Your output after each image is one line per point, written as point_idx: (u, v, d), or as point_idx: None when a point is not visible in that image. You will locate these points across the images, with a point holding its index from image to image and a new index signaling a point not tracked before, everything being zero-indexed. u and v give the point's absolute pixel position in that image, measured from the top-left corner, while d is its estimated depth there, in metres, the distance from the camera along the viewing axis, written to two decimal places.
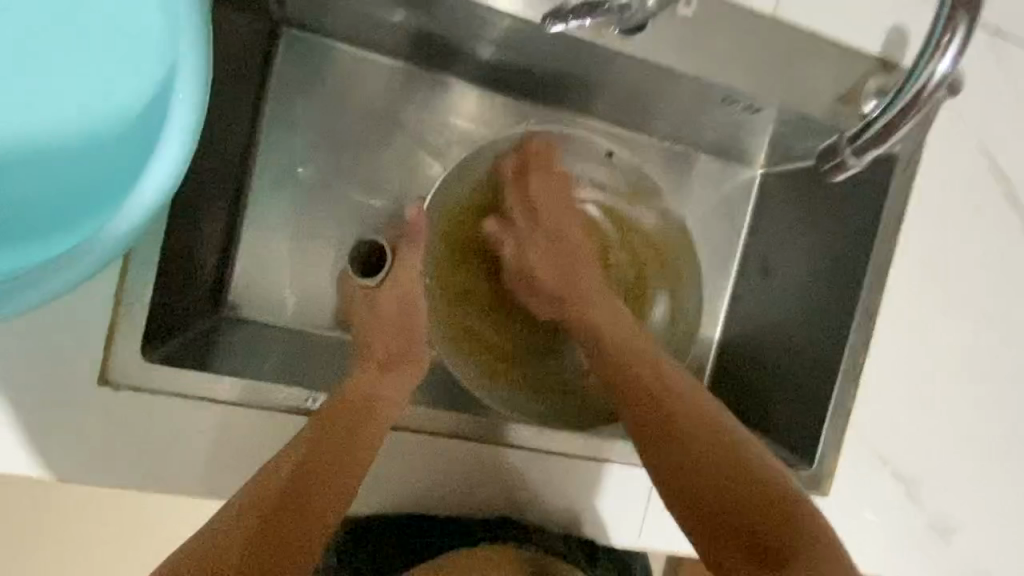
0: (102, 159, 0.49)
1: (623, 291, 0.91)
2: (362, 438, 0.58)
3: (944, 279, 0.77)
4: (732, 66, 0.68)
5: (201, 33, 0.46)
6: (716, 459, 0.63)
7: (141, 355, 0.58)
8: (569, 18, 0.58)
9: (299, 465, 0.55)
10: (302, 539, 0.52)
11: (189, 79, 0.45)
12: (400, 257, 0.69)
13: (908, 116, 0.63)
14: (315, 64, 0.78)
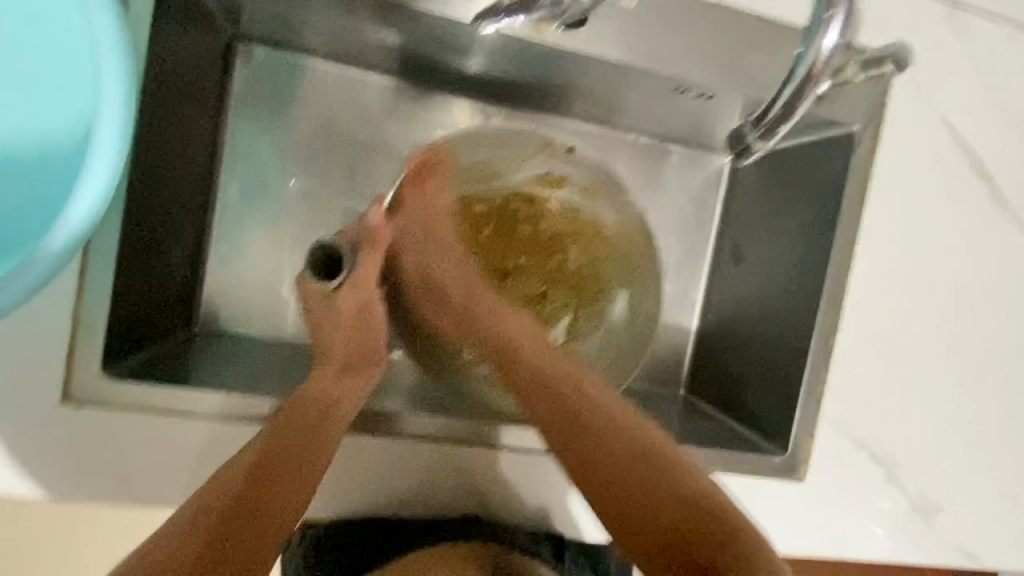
0: (51, 184, 0.51)
1: (566, 294, 0.79)
2: (300, 453, 0.58)
3: (914, 257, 0.76)
4: (679, 54, 0.68)
5: (122, 54, 0.46)
6: (665, 497, 0.60)
7: (102, 372, 0.59)
8: (502, 16, 0.60)
9: (244, 481, 0.56)
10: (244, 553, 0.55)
11: (114, 101, 0.46)
12: (354, 265, 0.61)
13: (805, 93, 0.59)
14: (281, 80, 0.80)
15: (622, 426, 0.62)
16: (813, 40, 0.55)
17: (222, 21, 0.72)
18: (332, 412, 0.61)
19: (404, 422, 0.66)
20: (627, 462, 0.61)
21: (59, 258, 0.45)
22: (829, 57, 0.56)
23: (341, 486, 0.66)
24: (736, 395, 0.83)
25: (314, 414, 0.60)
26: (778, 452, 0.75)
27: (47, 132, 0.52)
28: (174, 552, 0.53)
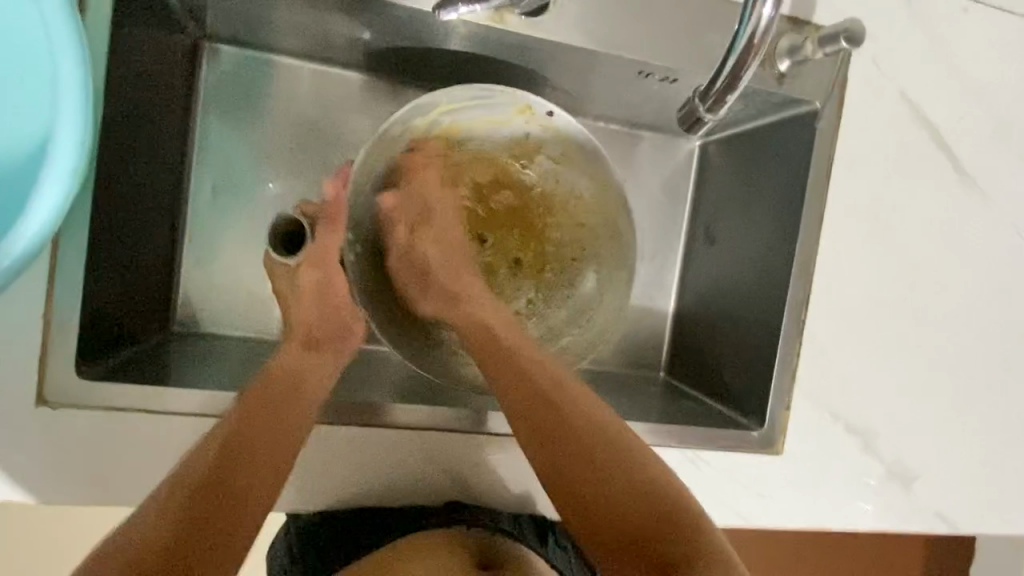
0: (10, 193, 0.51)
1: (529, 254, 0.84)
2: (286, 416, 0.60)
3: (880, 230, 0.78)
4: (638, 40, 0.69)
5: (77, 51, 0.46)
6: (626, 483, 0.59)
7: (76, 373, 0.59)
8: (460, 5, 0.59)
9: (220, 447, 0.56)
10: (221, 523, 0.53)
11: (72, 101, 0.46)
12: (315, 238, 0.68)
13: (748, 62, 0.57)
14: (248, 79, 0.80)
15: (578, 401, 0.63)
16: (751, 9, 0.54)
17: (186, 18, 0.72)
18: (311, 381, 0.63)
19: (390, 413, 0.66)
20: (579, 439, 0.61)
21: (25, 256, 0.45)
22: (767, 26, 0.55)
23: (321, 480, 0.66)
24: (713, 374, 0.85)
25: (289, 381, 0.62)
26: (756, 426, 0.77)
27: (9, 133, 0.52)
28: (146, 529, 0.51)
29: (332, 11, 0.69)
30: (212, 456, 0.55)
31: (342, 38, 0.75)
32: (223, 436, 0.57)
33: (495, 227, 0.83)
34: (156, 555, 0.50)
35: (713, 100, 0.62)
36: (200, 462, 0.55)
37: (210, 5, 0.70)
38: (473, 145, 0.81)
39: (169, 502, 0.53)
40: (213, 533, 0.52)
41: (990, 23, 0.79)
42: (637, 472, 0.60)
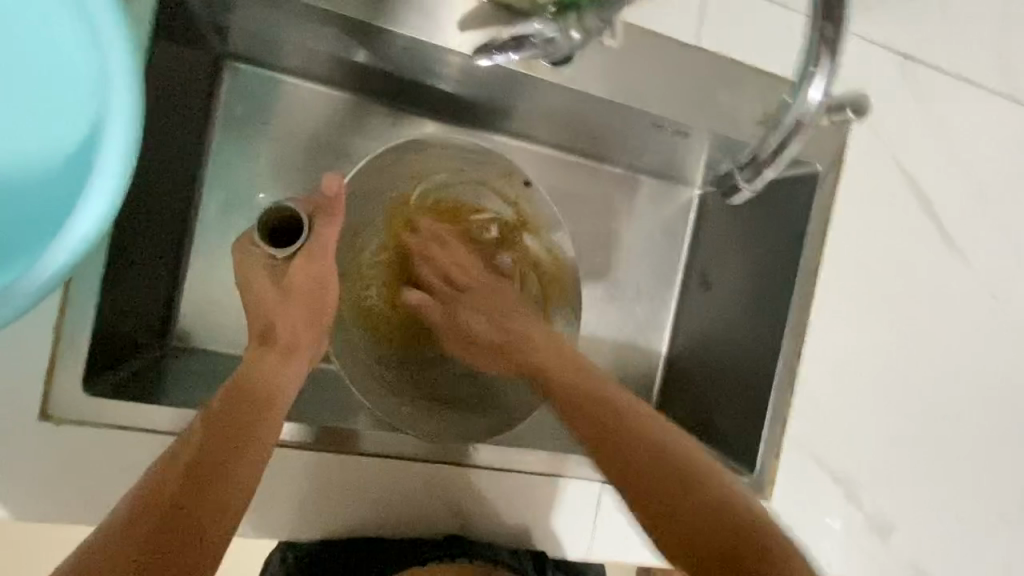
0: (57, 191, 0.51)
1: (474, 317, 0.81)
2: (252, 435, 0.58)
3: (870, 289, 0.82)
4: (656, 94, 0.71)
5: (129, 63, 0.46)
6: (691, 487, 0.64)
7: (83, 391, 0.58)
8: (497, 53, 0.62)
9: (190, 461, 0.55)
10: (191, 552, 0.51)
11: (120, 114, 0.46)
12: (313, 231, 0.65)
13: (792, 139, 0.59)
14: (263, 99, 0.80)
15: (641, 419, 0.68)
16: (800, 91, 0.56)
17: (207, 41, 0.71)
18: (276, 401, 0.61)
19: (360, 439, 0.66)
20: (643, 460, 0.65)
21: (55, 274, 0.45)
22: (814, 107, 0.56)
23: (319, 509, 0.65)
24: (706, 417, 0.87)
25: (252, 392, 0.61)
26: (746, 473, 0.80)
27: (53, 135, 0.52)
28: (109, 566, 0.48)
29: (356, 46, 0.69)
30: (182, 469, 0.54)
31: (357, 66, 0.76)
32: (195, 449, 0.56)
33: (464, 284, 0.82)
34: None
35: (751, 172, 0.66)
36: (169, 477, 0.54)
37: (236, 31, 0.70)
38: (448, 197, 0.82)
39: (131, 532, 0.50)
40: (184, 547, 0.51)
41: (977, 101, 0.84)
42: (702, 483, 0.64)
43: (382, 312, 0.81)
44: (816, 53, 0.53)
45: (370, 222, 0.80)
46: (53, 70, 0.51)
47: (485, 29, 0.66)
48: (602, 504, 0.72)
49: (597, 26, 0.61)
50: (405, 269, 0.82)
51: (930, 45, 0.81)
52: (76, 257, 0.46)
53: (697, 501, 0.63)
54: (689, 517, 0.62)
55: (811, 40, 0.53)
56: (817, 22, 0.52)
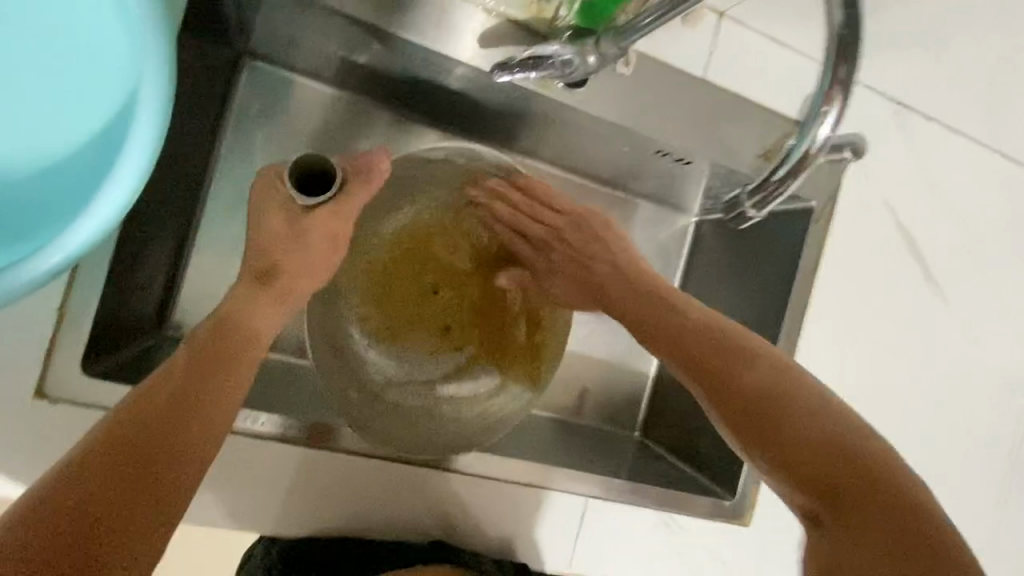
0: (89, 159, 0.52)
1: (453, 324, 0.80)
2: (230, 371, 0.56)
3: (855, 326, 0.84)
4: (663, 122, 0.73)
5: (163, 68, 0.48)
6: (810, 410, 0.57)
7: (80, 370, 0.58)
8: (516, 71, 0.63)
9: (167, 395, 0.52)
10: (169, 483, 0.49)
11: (149, 111, 0.48)
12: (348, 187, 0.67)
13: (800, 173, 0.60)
14: (276, 97, 0.81)
15: (725, 350, 0.63)
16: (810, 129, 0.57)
17: (230, 33, 0.72)
18: (258, 341, 0.60)
19: (340, 437, 0.67)
20: (746, 391, 0.59)
21: (102, 224, 0.47)
22: (824, 142, 0.58)
23: (308, 506, 0.67)
24: (690, 442, 0.87)
25: (232, 336, 0.58)
26: (727, 498, 0.80)
27: (82, 107, 0.53)
28: (82, 493, 0.45)
29: (376, 52, 0.71)
30: (159, 402, 0.51)
31: (368, 71, 0.76)
32: (177, 379, 0.53)
33: (451, 287, 0.80)
34: (89, 513, 0.45)
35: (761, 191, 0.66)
36: (143, 406, 0.51)
37: (259, 26, 0.71)
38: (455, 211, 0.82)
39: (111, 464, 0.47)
40: (163, 479, 0.48)
41: (965, 152, 0.88)
42: (806, 397, 0.58)
43: (390, 296, 0.79)
44: (830, 89, 0.55)
45: (377, 210, 0.78)
46: (78, 41, 0.52)
47: (503, 46, 0.67)
48: (585, 516, 0.75)
49: (613, 53, 0.64)
50: (405, 260, 0.79)
51: (925, 96, 0.85)
52: (116, 214, 0.48)
53: (805, 435, 0.55)
54: (845, 471, 0.52)
55: (824, 79, 0.55)
56: (833, 59, 0.54)
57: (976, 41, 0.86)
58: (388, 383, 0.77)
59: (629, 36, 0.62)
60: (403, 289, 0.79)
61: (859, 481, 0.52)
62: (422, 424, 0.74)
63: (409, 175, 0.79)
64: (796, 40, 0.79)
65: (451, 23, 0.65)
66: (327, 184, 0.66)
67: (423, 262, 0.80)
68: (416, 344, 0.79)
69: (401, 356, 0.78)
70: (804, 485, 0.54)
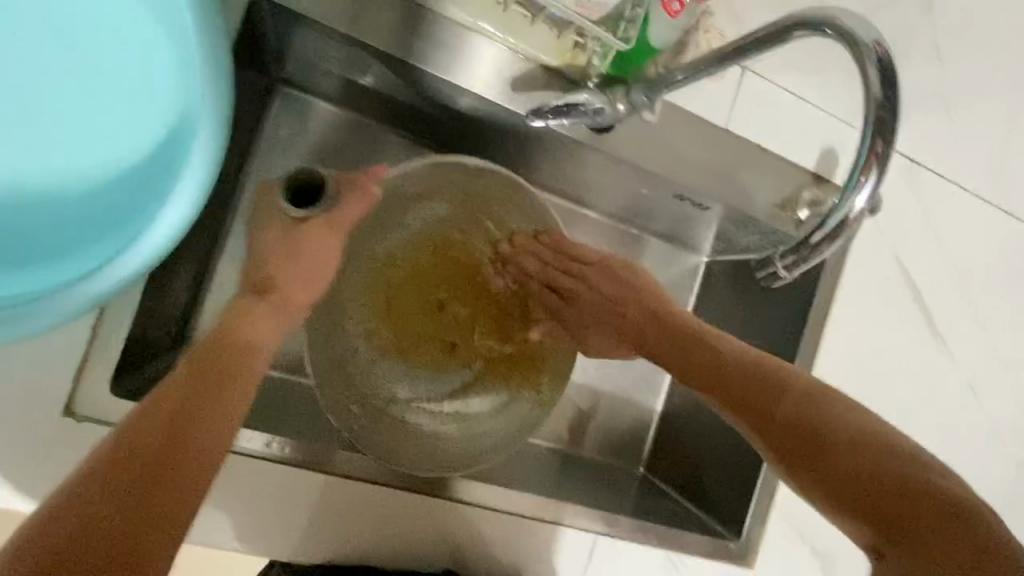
0: (131, 185, 0.55)
1: (459, 341, 0.81)
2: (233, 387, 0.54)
3: (860, 374, 0.86)
4: (685, 170, 0.76)
5: (219, 118, 0.51)
6: (851, 441, 0.54)
7: (108, 389, 0.60)
8: (549, 117, 0.65)
9: (170, 409, 0.50)
10: (182, 493, 0.46)
11: (207, 143, 0.52)
12: (341, 201, 0.67)
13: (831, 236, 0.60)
14: (304, 123, 0.82)
15: (756, 385, 0.62)
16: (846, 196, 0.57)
17: (269, 59, 0.74)
18: (255, 357, 0.57)
19: (336, 458, 0.67)
20: (779, 422, 0.59)
21: (159, 250, 0.52)
22: (859, 211, 0.57)
23: (323, 531, 0.68)
24: (695, 480, 0.88)
25: (235, 348, 0.57)
26: (732, 538, 0.82)
27: (122, 136, 0.55)
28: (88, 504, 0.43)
29: (410, 87, 0.72)
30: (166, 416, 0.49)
31: (397, 103, 0.78)
32: (181, 395, 0.51)
33: (459, 302, 0.82)
34: (93, 526, 0.42)
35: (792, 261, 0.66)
36: (151, 421, 0.48)
37: (298, 56, 0.72)
38: (465, 232, 0.82)
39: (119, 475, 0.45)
40: (162, 495, 0.45)
41: (970, 208, 0.91)
42: (850, 429, 0.55)
43: (396, 309, 0.80)
44: (866, 161, 0.55)
45: (392, 222, 0.79)
46: (129, 73, 0.54)
47: (537, 90, 0.69)
48: (594, 551, 0.76)
49: (644, 101, 0.66)
50: (413, 279, 0.81)
51: (935, 153, 0.87)
52: (169, 241, 0.52)
53: (851, 466, 0.53)
54: (893, 502, 0.51)
55: (862, 152, 0.55)
56: (870, 131, 0.54)
57: (989, 100, 0.88)
58: (393, 396, 0.77)
59: (661, 88, 0.65)
60: (410, 305, 0.80)
61: (926, 513, 0.49)
62: (429, 432, 0.76)
63: (409, 188, 0.78)
64: (813, 93, 0.81)
65: (484, 62, 0.67)
66: (320, 196, 0.67)
67: (429, 278, 0.81)
68: (424, 360, 0.80)
69: (410, 372, 0.80)
70: (851, 516, 0.53)
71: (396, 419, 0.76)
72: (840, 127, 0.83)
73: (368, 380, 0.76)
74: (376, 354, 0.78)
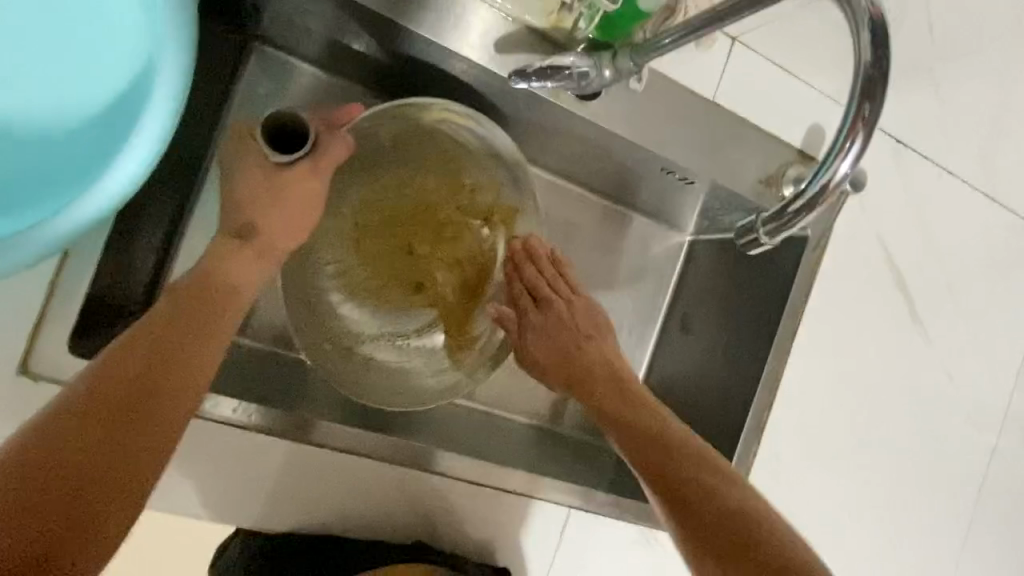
0: (84, 139, 0.52)
1: (434, 284, 0.78)
2: (218, 320, 0.56)
3: (837, 356, 0.87)
4: (670, 142, 0.74)
5: (182, 65, 0.49)
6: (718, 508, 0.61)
7: (67, 346, 0.59)
8: (533, 79, 0.63)
9: (153, 339, 0.52)
10: (168, 417, 0.50)
11: (171, 73, 0.49)
12: (323, 145, 0.64)
13: (809, 209, 0.57)
14: (281, 84, 0.77)
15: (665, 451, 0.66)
16: (829, 163, 0.54)
17: (242, 12, 0.70)
18: (244, 291, 0.59)
19: (319, 433, 0.64)
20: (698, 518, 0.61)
21: (124, 190, 0.49)
22: (842, 178, 0.54)
23: (296, 501, 0.67)
24: None
25: (209, 301, 0.56)
26: None
27: (74, 89, 0.51)
28: (74, 423, 0.46)
29: (387, 44, 0.69)
30: (118, 395, 0.48)
31: (373, 63, 0.74)
32: (160, 325, 0.53)
33: (428, 242, 0.78)
34: (82, 446, 0.46)
35: (772, 227, 0.60)
36: (133, 349, 0.51)
37: (271, 10, 0.69)
38: (433, 172, 0.78)
39: (104, 395, 0.48)
40: (149, 417, 0.49)
41: (954, 191, 0.90)
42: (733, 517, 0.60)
43: (374, 251, 0.76)
44: (851, 127, 0.52)
45: (367, 162, 0.75)
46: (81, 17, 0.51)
47: (521, 53, 0.67)
48: (567, 526, 0.76)
49: (630, 68, 0.64)
50: (382, 220, 0.77)
51: (922, 134, 0.87)
52: (136, 181, 0.49)
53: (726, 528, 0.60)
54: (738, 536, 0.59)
55: (848, 117, 0.52)
56: (857, 96, 0.51)
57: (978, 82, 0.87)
58: (366, 335, 0.75)
59: (648, 54, 0.63)
60: (379, 244, 0.77)
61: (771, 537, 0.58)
62: (395, 371, 0.75)
63: (373, 137, 0.74)
64: (802, 68, 0.80)
65: (466, 22, 0.65)
66: (301, 139, 0.63)
67: (399, 218, 0.77)
68: (391, 300, 0.77)
69: (379, 311, 0.76)
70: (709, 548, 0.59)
71: (360, 357, 0.74)
72: (828, 104, 0.82)
73: (336, 318, 0.74)
74: (343, 292, 0.75)
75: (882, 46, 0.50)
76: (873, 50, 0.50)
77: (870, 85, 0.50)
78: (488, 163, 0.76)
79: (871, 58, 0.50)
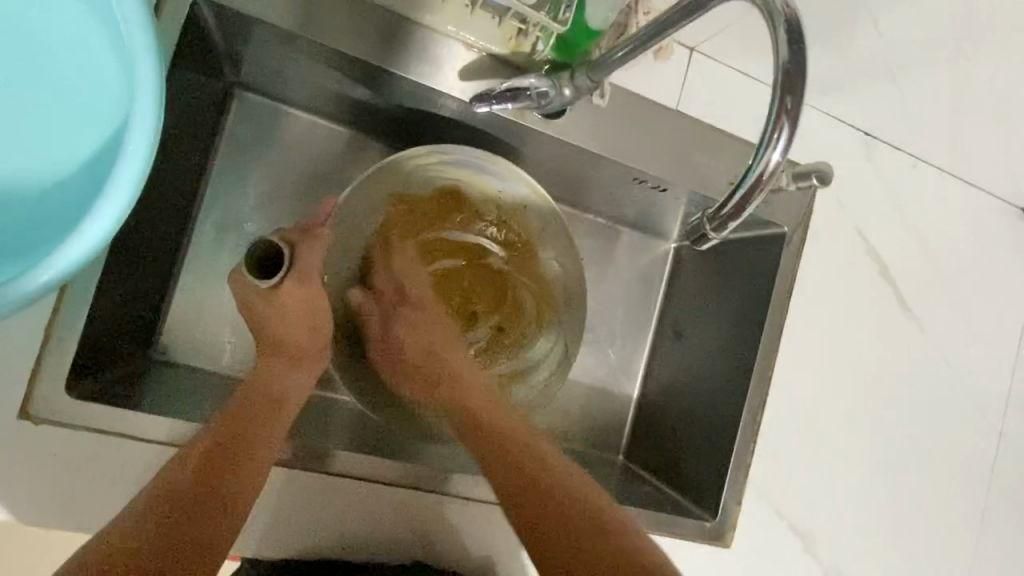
0: (77, 189, 0.54)
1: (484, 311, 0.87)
2: (269, 432, 0.65)
3: (829, 349, 0.87)
4: (638, 152, 0.76)
5: (154, 109, 0.50)
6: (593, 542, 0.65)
7: (65, 389, 0.61)
8: (494, 101, 0.66)
9: (209, 452, 0.61)
10: (217, 521, 0.59)
11: (143, 110, 0.49)
12: (301, 254, 0.69)
13: (751, 198, 0.57)
14: (266, 126, 0.82)
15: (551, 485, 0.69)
16: (762, 152, 0.54)
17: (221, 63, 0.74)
18: (287, 402, 0.69)
19: (341, 461, 0.68)
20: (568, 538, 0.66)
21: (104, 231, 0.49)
22: (775, 167, 0.55)
23: (292, 524, 0.68)
24: (675, 464, 0.89)
25: (265, 403, 0.67)
26: (709, 518, 0.82)
27: (69, 145, 0.55)
28: (135, 529, 0.55)
29: (358, 80, 0.72)
30: (174, 504, 0.57)
31: (359, 104, 0.78)
32: (218, 439, 0.62)
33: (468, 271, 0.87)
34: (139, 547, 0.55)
35: (718, 223, 0.61)
36: (192, 462, 0.60)
37: (248, 58, 0.73)
38: (446, 205, 0.84)
39: (164, 505, 0.57)
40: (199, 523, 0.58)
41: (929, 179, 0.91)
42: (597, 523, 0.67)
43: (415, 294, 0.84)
44: (778, 118, 0.53)
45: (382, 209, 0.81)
46: (74, 78, 0.54)
47: (481, 78, 0.70)
48: None
49: (587, 85, 0.66)
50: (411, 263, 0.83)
51: (889, 126, 0.88)
52: (118, 219, 0.49)
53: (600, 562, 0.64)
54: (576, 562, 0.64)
55: (772, 106, 0.53)
56: (779, 92, 0.53)
57: None
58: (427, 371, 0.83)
59: (601, 71, 0.64)
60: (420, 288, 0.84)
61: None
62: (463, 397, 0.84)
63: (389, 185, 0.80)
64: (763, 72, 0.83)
65: (426, 54, 0.68)
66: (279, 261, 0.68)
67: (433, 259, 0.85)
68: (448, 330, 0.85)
69: None
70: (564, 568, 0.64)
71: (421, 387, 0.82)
72: None
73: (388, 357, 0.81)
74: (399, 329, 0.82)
75: (800, 42, 0.52)
76: (790, 46, 0.52)
77: (789, 79, 0.52)
78: (496, 188, 0.82)
79: (788, 54, 0.52)
